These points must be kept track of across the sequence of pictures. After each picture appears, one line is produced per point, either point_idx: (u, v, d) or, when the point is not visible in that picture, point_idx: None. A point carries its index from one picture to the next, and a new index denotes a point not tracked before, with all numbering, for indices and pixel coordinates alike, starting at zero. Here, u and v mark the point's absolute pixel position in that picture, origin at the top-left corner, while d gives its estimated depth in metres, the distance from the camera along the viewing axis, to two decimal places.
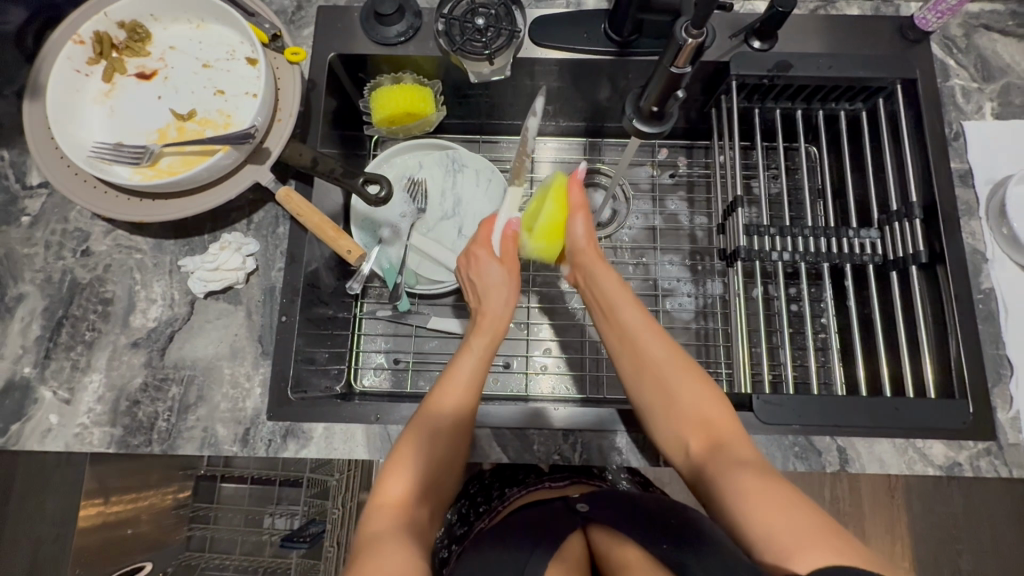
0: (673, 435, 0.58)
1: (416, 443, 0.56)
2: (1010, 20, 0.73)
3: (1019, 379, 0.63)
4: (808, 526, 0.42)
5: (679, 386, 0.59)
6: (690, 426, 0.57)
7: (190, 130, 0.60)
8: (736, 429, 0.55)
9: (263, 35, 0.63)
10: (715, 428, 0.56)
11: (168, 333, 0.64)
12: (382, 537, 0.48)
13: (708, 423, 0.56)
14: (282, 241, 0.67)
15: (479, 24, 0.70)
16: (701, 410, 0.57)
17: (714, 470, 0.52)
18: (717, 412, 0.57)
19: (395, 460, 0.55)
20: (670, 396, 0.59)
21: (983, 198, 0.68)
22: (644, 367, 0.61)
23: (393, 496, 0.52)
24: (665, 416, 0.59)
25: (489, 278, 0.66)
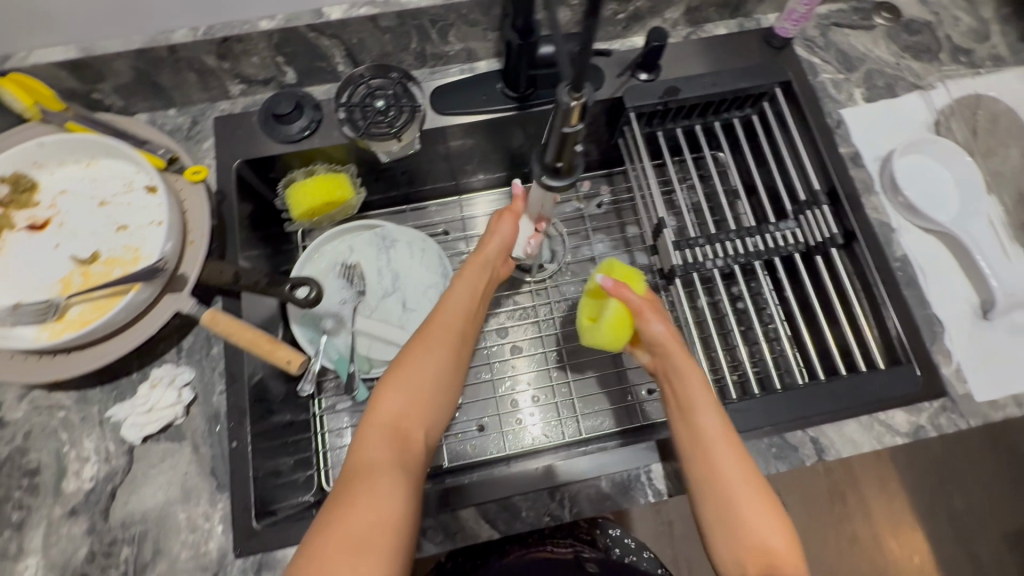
0: (727, 553, 0.51)
1: (411, 368, 0.59)
2: (855, 15, 0.81)
3: (952, 334, 0.67)
4: None
5: (751, 506, 0.51)
6: (745, 549, 0.50)
7: (96, 273, 0.57)
8: (799, 568, 0.49)
9: (159, 161, 0.62)
10: (778, 561, 0.49)
11: (108, 490, 0.59)
12: (374, 469, 0.52)
13: (771, 555, 0.49)
14: (218, 361, 0.64)
15: (380, 106, 0.71)
16: (772, 553, 0.49)
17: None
18: (784, 546, 0.50)
19: (389, 378, 0.59)
20: (730, 511, 0.52)
21: (875, 174, 0.74)
22: (713, 483, 0.53)
23: (385, 418, 0.56)
24: (723, 529, 0.52)
25: (487, 241, 0.70)
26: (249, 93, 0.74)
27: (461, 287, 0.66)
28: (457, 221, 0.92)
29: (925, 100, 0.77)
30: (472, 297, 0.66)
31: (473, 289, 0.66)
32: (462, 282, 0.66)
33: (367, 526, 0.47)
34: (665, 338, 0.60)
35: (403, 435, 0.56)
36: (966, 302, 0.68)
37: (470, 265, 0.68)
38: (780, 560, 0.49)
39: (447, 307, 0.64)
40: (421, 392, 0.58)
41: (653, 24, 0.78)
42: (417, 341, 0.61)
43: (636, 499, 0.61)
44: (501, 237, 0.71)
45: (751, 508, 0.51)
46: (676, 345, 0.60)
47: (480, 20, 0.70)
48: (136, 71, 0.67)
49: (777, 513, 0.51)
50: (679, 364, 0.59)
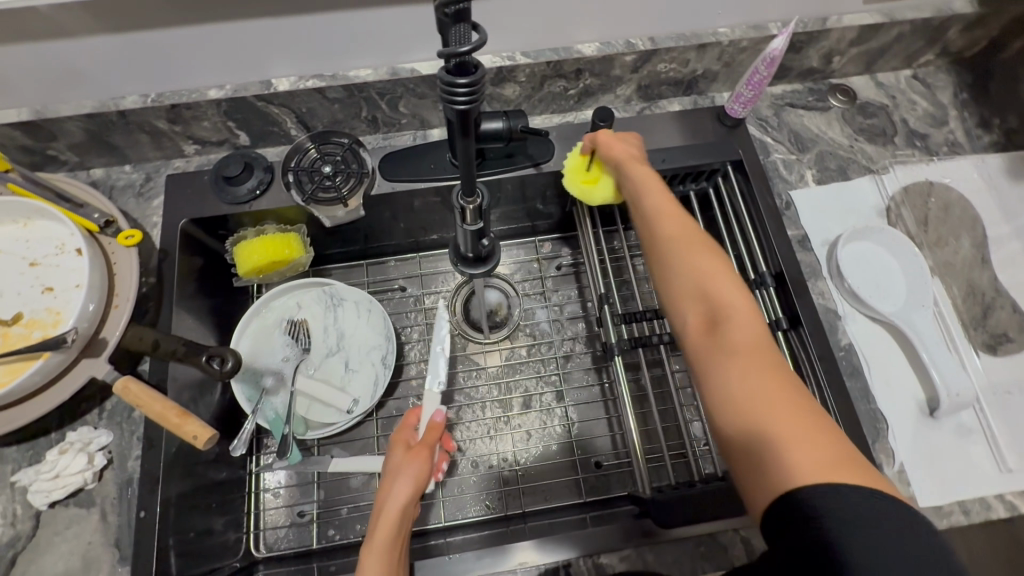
0: (675, 314, 0.54)
1: None
2: (810, 96, 0.82)
3: (896, 431, 0.64)
4: (806, 439, 0.42)
5: (687, 265, 0.54)
6: (687, 296, 0.54)
7: (15, 335, 0.57)
8: (739, 302, 0.51)
9: (93, 224, 0.62)
10: (713, 297, 0.52)
11: (8, 557, 0.58)
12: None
13: (705, 290, 0.53)
14: (138, 425, 0.63)
15: (327, 171, 0.72)
16: (724, 306, 0.51)
17: (704, 355, 0.50)
18: (746, 316, 0.50)
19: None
20: (671, 271, 0.55)
21: (823, 258, 0.73)
22: (663, 267, 0.56)
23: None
24: (672, 301, 0.55)
25: (387, 500, 0.57)
26: (204, 153, 0.76)
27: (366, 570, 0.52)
28: (415, 277, 0.92)
29: (877, 185, 0.76)
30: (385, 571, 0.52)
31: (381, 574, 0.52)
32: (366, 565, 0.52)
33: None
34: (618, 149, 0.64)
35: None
36: (911, 398, 0.66)
37: (371, 543, 0.54)
38: (732, 322, 0.50)
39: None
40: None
41: (606, 99, 0.79)
42: None
43: None
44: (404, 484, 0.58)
45: (722, 294, 0.52)
46: (636, 170, 0.62)
47: (428, 93, 0.72)
48: (88, 132, 0.68)
49: (722, 266, 0.54)
50: (629, 161, 0.63)
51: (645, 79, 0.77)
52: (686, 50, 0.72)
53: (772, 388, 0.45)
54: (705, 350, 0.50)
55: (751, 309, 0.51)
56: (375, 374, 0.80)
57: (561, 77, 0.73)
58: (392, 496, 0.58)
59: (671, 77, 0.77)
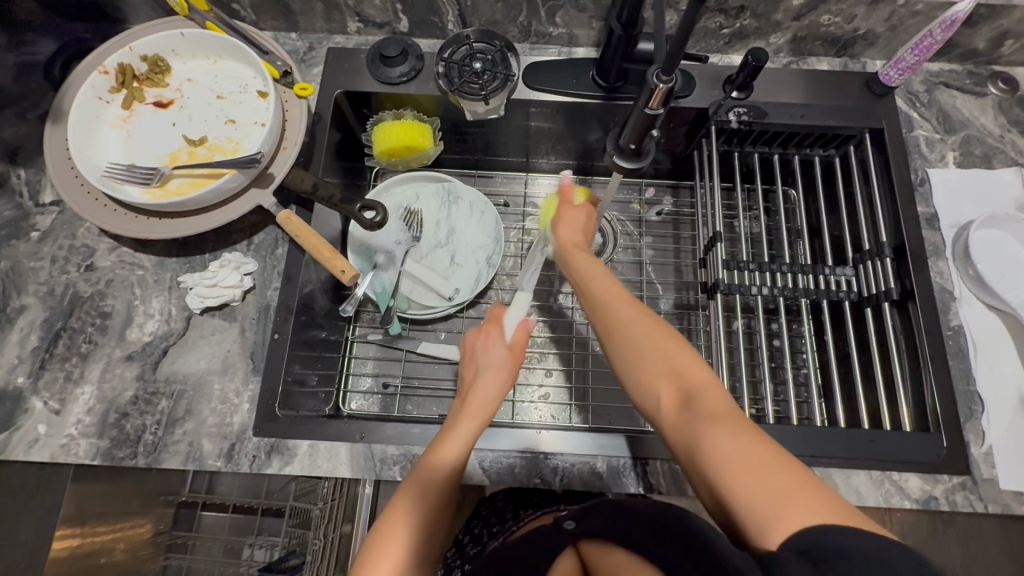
0: (642, 389, 0.52)
1: (407, 513, 0.52)
2: (967, 78, 0.80)
3: (991, 415, 0.65)
4: (785, 485, 0.40)
5: (620, 309, 0.55)
6: (658, 375, 0.51)
7: (199, 154, 0.64)
8: (652, 331, 0.53)
9: (275, 71, 0.69)
10: (637, 335, 0.53)
11: (162, 347, 0.67)
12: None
13: (623, 330, 0.54)
14: (280, 261, 0.70)
15: (476, 68, 0.75)
16: (668, 360, 0.51)
17: (688, 432, 0.47)
18: (692, 364, 0.51)
19: (386, 532, 0.51)
20: (614, 330, 0.55)
21: (948, 240, 0.72)
22: (601, 318, 0.56)
23: (386, 574, 0.49)
24: (632, 367, 0.53)
25: (480, 391, 0.58)
26: (364, 33, 0.81)
27: (460, 432, 0.55)
28: (519, 196, 0.94)
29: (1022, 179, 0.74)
30: (476, 425, 0.56)
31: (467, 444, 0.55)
32: (461, 429, 0.55)
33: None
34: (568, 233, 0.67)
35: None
36: (1012, 389, 0.66)
37: (468, 414, 0.56)
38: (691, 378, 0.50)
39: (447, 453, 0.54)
40: (424, 529, 0.52)
41: (757, 45, 0.79)
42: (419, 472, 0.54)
43: (625, 486, 0.63)
44: (496, 381, 0.59)
45: (649, 343, 0.52)
46: (563, 234, 0.67)
47: (588, 7, 0.74)
48: None
49: (648, 312, 0.55)
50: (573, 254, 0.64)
51: (803, 30, 0.76)
52: (856, 4, 0.71)
53: (751, 448, 0.43)
54: (684, 425, 0.48)
55: (679, 343, 0.52)
56: (477, 271, 0.85)
57: (721, 12, 0.73)
58: (487, 387, 0.58)
59: (830, 32, 0.76)
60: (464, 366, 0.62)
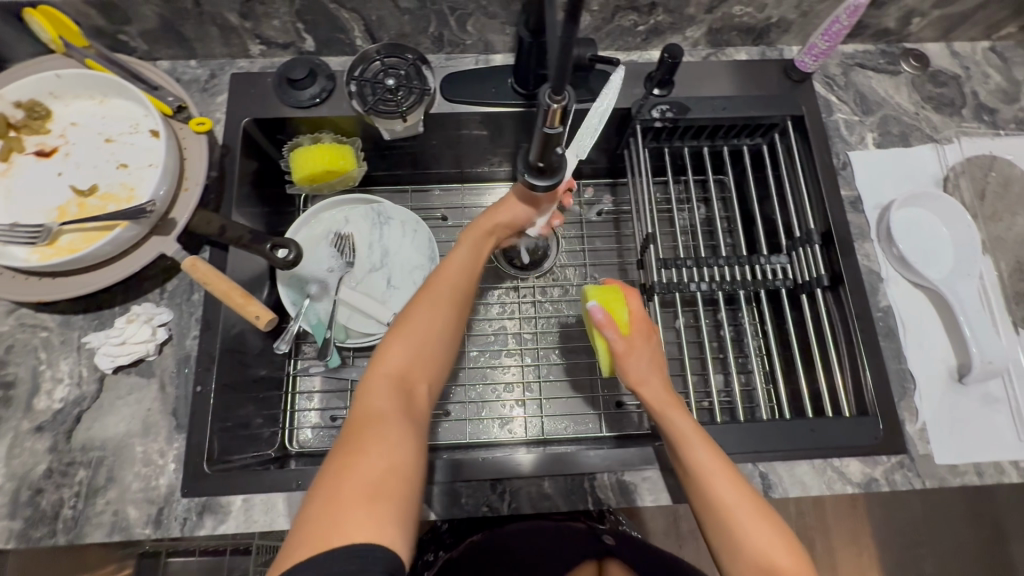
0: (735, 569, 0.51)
1: (414, 322, 0.58)
2: (881, 58, 0.80)
3: (923, 392, 0.66)
4: None
5: (729, 485, 0.54)
6: (751, 571, 0.50)
7: (91, 205, 0.60)
8: (752, 517, 0.52)
9: (167, 107, 0.64)
10: (733, 518, 0.52)
11: (75, 413, 0.62)
12: (380, 413, 0.52)
13: (723, 509, 0.53)
14: (196, 307, 0.66)
15: (389, 84, 0.72)
16: (769, 550, 0.50)
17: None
18: (789, 561, 0.50)
19: (397, 332, 0.58)
20: (716, 514, 0.53)
21: (873, 221, 0.73)
22: (699, 488, 0.54)
23: (390, 369, 0.55)
24: (729, 555, 0.52)
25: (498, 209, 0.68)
26: (268, 55, 0.77)
27: (468, 245, 0.65)
28: (456, 208, 0.92)
29: (938, 154, 0.76)
30: (477, 259, 0.64)
31: (477, 254, 0.65)
32: (467, 244, 0.65)
33: (378, 460, 0.48)
34: (647, 370, 0.62)
35: (409, 385, 0.56)
36: (941, 364, 0.67)
37: (474, 227, 0.66)
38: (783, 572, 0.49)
39: (454, 268, 0.63)
40: (426, 346, 0.58)
41: (674, 39, 0.78)
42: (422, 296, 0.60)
43: (576, 504, 0.62)
44: (512, 213, 0.68)
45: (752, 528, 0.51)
46: (632, 373, 0.62)
47: (499, 13, 0.72)
48: (161, 19, 0.69)
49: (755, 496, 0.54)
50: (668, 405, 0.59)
51: (717, 22, 0.76)
52: None
53: None
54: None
55: (775, 534, 0.51)
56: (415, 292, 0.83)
57: (633, 10, 0.72)
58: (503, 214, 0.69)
59: (744, 22, 0.76)
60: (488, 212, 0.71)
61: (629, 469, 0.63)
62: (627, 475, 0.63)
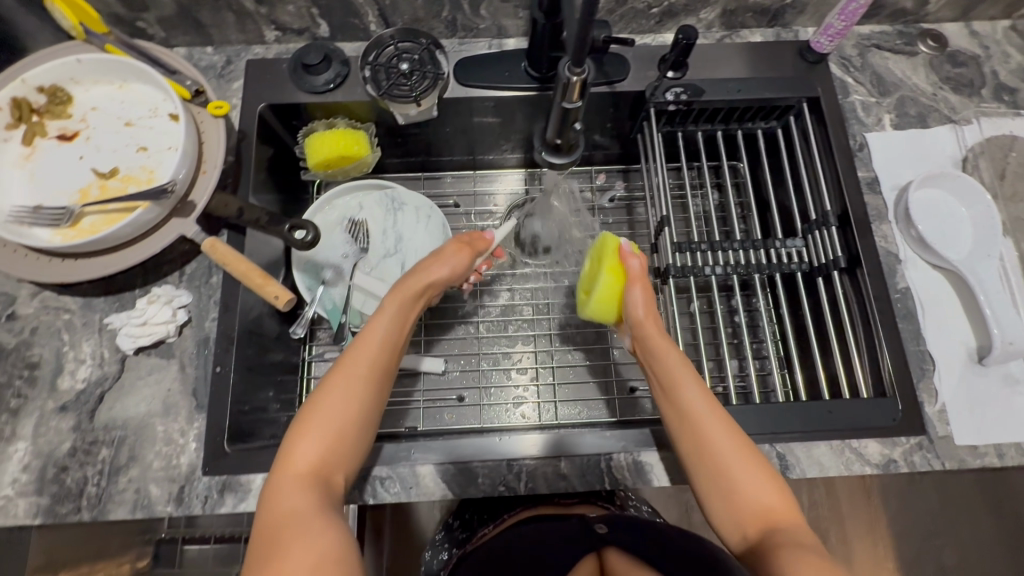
0: (722, 512, 0.53)
1: (323, 408, 0.53)
2: (898, 39, 0.80)
3: (942, 373, 0.66)
4: None
5: (717, 427, 0.54)
6: (743, 509, 0.52)
7: (112, 188, 0.61)
8: (741, 456, 0.53)
9: (185, 91, 0.65)
10: (721, 458, 0.53)
11: (98, 393, 0.63)
12: (296, 516, 0.47)
13: (711, 449, 0.54)
14: (215, 290, 0.67)
15: (404, 69, 0.72)
16: (756, 489, 0.52)
17: (768, 557, 0.47)
18: (774, 497, 0.51)
19: (305, 422, 0.53)
20: (707, 454, 0.54)
21: (891, 203, 0.72)
22: (688, 429, 0.55)
23: (304, 465, 0.51)
24: (720, 494, 0.53)
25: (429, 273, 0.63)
26: (283, 41, 0.78)
27: (388, 312, 0.60)
28: (468, 195, 0.92)
29: (956, 135, 0.75)
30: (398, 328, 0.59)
31: (399, 321, 0.60)
32: (387, 312, 0.59)
33: (310, 566, 0.43)
34: (646, 312, 0.61)
35: (325, 477, 0.51)
36: (960, 346, 0.67)
37: (397, 295, 0.61)
38: (774, 514, 0.51)
39: (371, 340, 0.57)
40: (340, 432, 0.53)
41: (688, 22, 0.78)
42: (331, 379, 0.55)
43: (592, 484, 0.62)
44: (444, 270, 0.64)
45: (740, 466, 0.53)
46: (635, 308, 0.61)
47: None
48: (179, 5, 0.70)
49: (743, 437, 0.55)
50: (661, 343, 0.59)
51: (732, 3, 0.75)
52: None
53: None
54: (765, 557, 0.48)
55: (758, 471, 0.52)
56: None
57: None
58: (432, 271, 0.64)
59: (759, 3, 0.75)
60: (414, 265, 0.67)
61: (645, 449, 0.63)
62: (644, 455, 0.63)
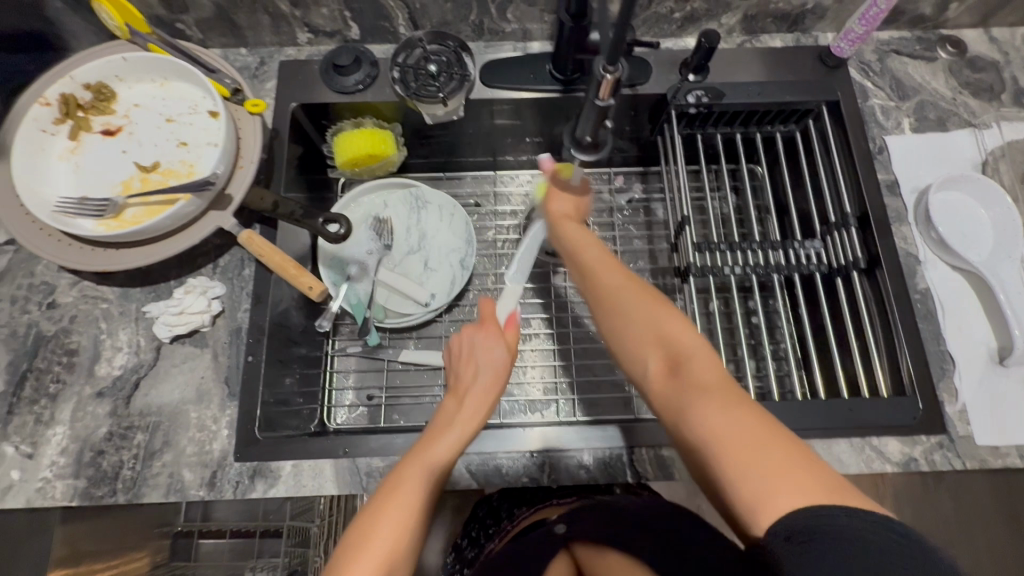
0: (634, 359, 0.56)
1: (382, 529, 0.50)
2: (917, 45, 0.81)
3: (963, 373, 0.66)
4: (770, 458, 0.42)
5: (616, 278, 0.60)
6: (646, 344, 0.55)
7: (153, 181, 0.63)
8: (637, 296, 0.58)
9: (224, 90, 0.68)
10: (622, 300, 0.58)
11: (133, 380, 0.65)
12: None
13: (614, 296, 0.59)
14: (247, 282, 0.69)
15: (432, 70, 0.74)
16: (661, 329, 0.55)
17: (678, 394, 0.50)
18: (677, 331, 0.54)
19: (358, 547, 0.49)
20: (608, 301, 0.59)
21: (910, 205, 0.73)
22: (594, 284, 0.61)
23: None
24: (628, 340, 0.57)
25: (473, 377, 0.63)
26: (315, 43, 0.80)
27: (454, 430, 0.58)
28: (489, 195, 0.93)
29: (976, 140, 0.76)
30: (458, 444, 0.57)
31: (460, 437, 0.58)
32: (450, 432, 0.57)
33: None
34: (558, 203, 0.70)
35: None
36: (980, 347, 0.67)
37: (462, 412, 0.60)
38: (677, 345, 0.53)
39: (429, 459, 0.55)
40: (395, 557, 0.49)
41: (709, 26, 0.79)
42: (386, 499, 0.52)
43: (613, 476, 0.63)
44: (485, 381, 0.63)
45: (641, 316, 0.56)
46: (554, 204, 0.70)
47: (539, 0, 0.74)
48: (218, 8, 0.73)
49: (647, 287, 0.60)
50: (564, 223, 0.69)
51: (753, 9, 0.77)
52: None
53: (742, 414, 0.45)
54: (678, 384, 0.51)
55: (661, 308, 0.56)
56: (451, 275, 0.85)
57: None
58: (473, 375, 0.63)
59: (780, 9, 0.77)
60: (459, 363, 0.66)
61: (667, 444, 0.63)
62: (665, 450, 0.63)
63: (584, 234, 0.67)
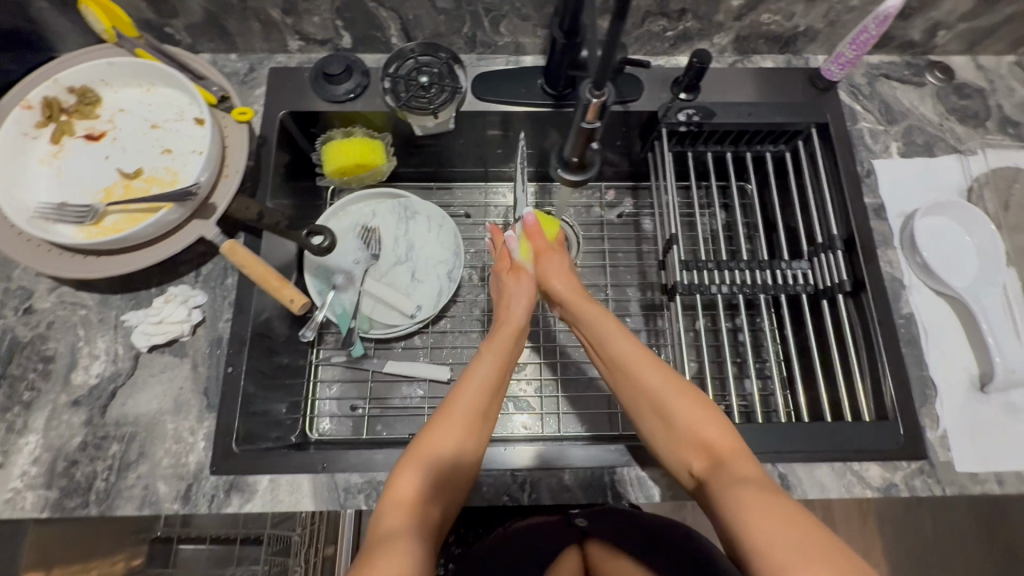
0: (675, 457, 0.57)
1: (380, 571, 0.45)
2: (907, 69, 0.81)
3: (944, 399, 0.67)
4: (800, 540, 0.43)
5: (644, 365, 0.61)
6: (686, 446, 0.56)
7: (136, 188, 0.62)
8: (668, 386, 0.59)
9: (211, 97, 0.67)
10: (653, 393, 0.59)
11: (110, 389, 0.64)
12: None
13: (643, 387, 0.60)
14: (230, 291, 0.68)
15: (423, 82, 0.74)
16: (696, 430, 0.56)
17: (715, 489, 0.51)
18: (715, 432, 0.55)
19: None
20: (636, 387, 0.61)
21: (896, 229, 0.74)
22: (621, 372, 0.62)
23: None
24: (665, 438, 0.58)
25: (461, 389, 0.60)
26: (306, 51, 0.79)
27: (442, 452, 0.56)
28: (479, 206, 0.93)
29: (962, 166, 0.76)
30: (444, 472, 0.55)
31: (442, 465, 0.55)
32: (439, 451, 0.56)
33: None
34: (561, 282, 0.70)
35: None
36: (962, 373, 0.68)
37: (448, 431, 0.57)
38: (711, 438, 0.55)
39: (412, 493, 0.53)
40: None
41: (701, 45, 0.80)
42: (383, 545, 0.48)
43: (594, 496, 0.63)
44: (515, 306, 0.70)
45: (679, 407, 0.57)
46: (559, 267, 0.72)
47: (532, 15, 0.74)
48: (207, 13, 0.72)
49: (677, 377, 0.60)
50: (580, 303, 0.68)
51: (745, 29, 0.77)
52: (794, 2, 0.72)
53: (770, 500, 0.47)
54: (716, 481, 0.51)
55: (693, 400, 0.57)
56: (439, 286, 0.84)
57: (663, 16, 0.74)
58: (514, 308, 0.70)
59: (771, 30, 0.77)
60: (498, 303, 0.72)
61: (649, 464, 0.63)
62: (646, 470, 0.63)
63: (601, 316, 0.67)
